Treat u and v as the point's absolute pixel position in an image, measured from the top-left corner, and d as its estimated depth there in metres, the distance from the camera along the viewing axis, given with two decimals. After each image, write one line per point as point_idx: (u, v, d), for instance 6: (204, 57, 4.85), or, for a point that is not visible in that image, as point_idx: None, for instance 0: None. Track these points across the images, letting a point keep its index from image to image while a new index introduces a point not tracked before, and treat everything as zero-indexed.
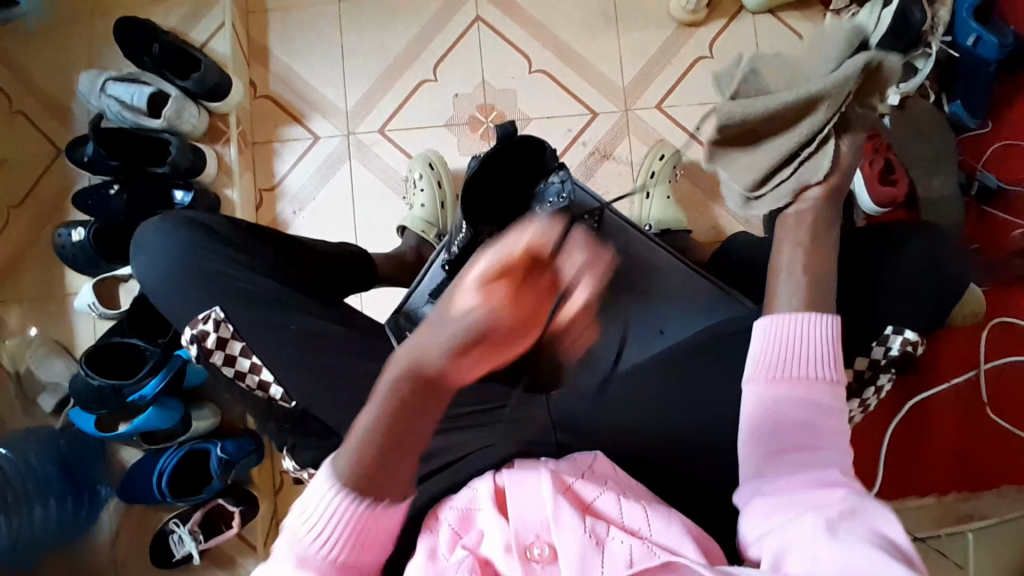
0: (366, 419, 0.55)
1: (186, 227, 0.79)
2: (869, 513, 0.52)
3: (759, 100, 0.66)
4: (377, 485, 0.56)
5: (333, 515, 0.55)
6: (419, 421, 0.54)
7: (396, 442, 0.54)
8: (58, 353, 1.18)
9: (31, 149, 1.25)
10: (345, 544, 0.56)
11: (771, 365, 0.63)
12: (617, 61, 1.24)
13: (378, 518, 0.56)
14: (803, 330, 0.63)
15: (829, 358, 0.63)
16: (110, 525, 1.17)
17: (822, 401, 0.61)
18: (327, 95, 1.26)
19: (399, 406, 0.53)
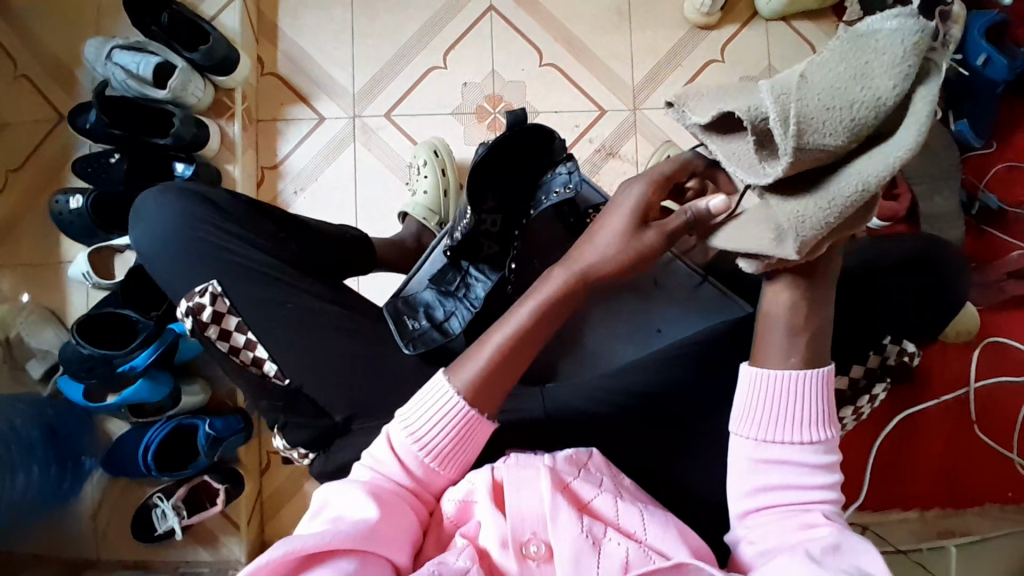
0: (500, 328, 0.64)
1: (185, 198, 0.79)
2: (853, 550, 0.53)
3: (829, 139, 0.44)
4: (489, 396, 0.62)
5: (446, 415, 0.61)
6: (548, 326, 0.65)
7: (523, 345, 0.63)
8: (49, 322, 1.17)
9: (33, 113, 1.23)
10: (442, 450, 0.61)
11: (753, 424, 0.60)
12: (628, 60, 1.24)
13: (482, 424, 0.62)
14: (792, 386, 0.59)
15: (821, 412, 0.59)
16: (92, 496, 1.16)
17: (813, 460, 0.59)
18: (335, 77, 1.25)
19: (535, 312, 0.64)
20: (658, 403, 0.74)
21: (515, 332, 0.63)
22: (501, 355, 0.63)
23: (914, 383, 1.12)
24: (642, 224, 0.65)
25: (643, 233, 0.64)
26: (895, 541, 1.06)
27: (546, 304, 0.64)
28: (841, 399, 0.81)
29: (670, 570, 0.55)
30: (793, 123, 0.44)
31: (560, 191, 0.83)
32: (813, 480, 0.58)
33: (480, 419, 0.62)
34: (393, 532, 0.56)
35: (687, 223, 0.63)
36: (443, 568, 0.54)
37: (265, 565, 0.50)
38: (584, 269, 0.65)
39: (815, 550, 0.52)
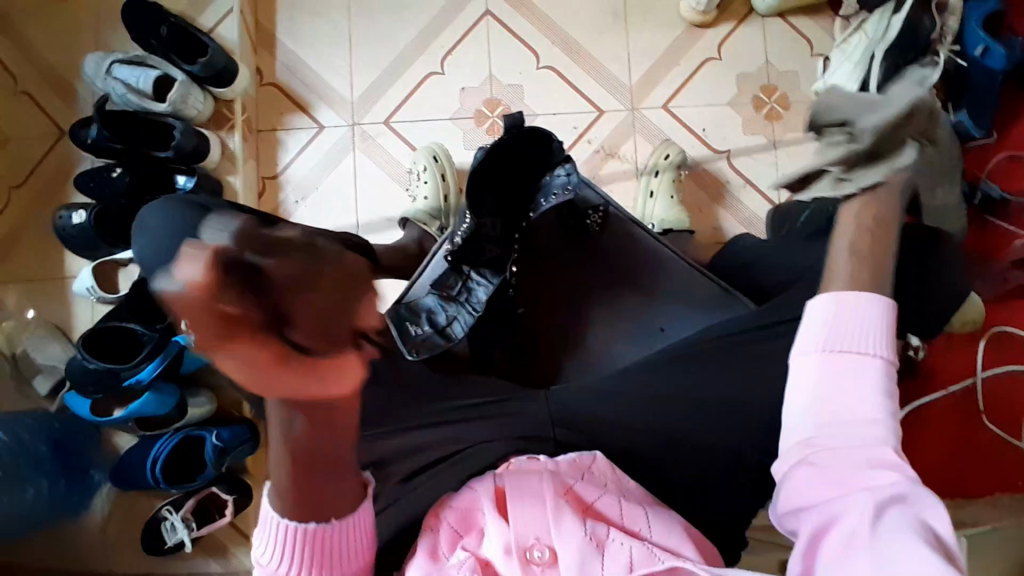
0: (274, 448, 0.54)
1: (188, 210, 0.79)
2: (919, 499, 0.52)
3: (856, 112, 0.86)
4: (327, 506, 0.58)
5: (285, 539, 0.58)
6: (332, 437, 0.54)
7: (322, 459, 0.55)
8: (54, 336, 1.17)
9: (34, 129, 1.24)
10: (307, 568, 0.59)
11: (820, 343, 0.61)
12: (624, 60, 1.24)
13: (333, 535, 0.58)
14: (854, 314, 0.61)
15: (882, 337, 0.60)
16: (102, 508, 1.17)
17: (879, 382, 0.58)
18: (333, 85, 1.26)
19: (308, 442, 0.53)
20: (663, 403, 0.74)
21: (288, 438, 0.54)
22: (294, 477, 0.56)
23: (920, 376, 1.12)
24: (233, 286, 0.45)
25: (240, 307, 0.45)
26: None
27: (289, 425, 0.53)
28: None
29: (666, 572, 0.56)
30: (839, 110, 0.87)
31: (559, 193, 0.84)
32: (881, 405, 0.58)
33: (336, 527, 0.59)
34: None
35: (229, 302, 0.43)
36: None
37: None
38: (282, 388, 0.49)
39: (875, 496, 0.53)
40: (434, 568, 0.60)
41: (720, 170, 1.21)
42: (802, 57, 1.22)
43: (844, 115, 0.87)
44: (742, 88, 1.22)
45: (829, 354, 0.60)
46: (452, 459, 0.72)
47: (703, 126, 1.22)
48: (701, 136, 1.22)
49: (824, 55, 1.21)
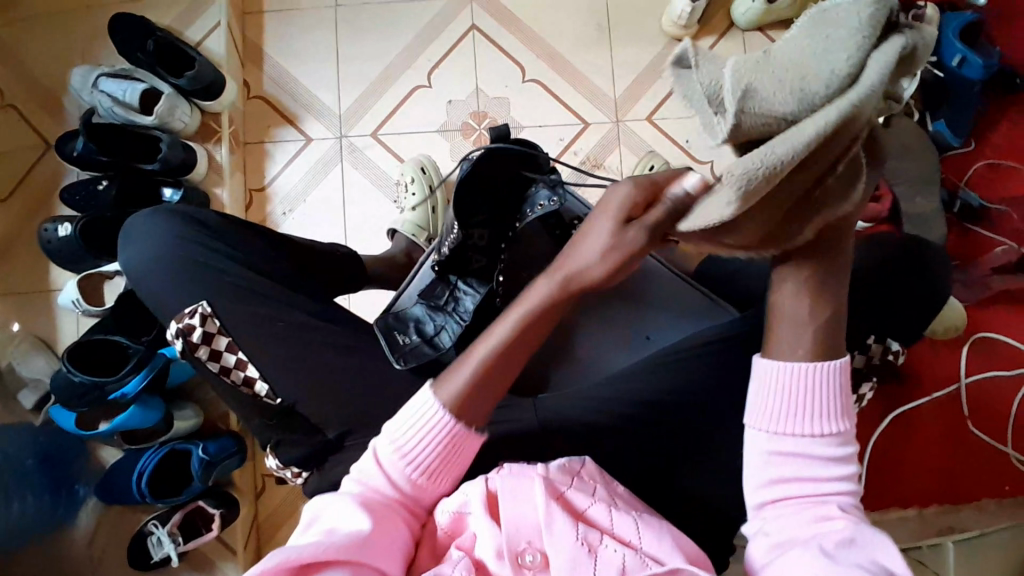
0: (497, 326, 0.64)
1: (173, 220, 0.79)
2: (871, 545, 0.53)
3: (782, 103, 0.43)
4: (472, 410, 0.62)
5: (430, 432, 0.61)
6: (547, 321, 0.64)
7: (513, 351, 0.64)
8: (38, 350, 1.16)
9: (19, 143, 1.24)
10: (428, 467, 0.62)
11: (769, 418, 0.59)
12: (609, 73, 1.26)
13: (470, 438, 0.63)
14: (804, 382, 0.58)
15: (837, 406, 0.59)
16: (89, 522, 1.15)
17: (829, 452, 0.58)
18: (321, 98, 1.27)
19: (529, 311, 0.64)
20: (651, 409, 0.74)
21: (534, 309, 0.64)
22: (489, 363, 0.63)
23: (904, 381, 1.13)
24: (627, 221, 0.62)
25: (625, 233, 0.62)
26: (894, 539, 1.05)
27: (546, 297, 0.64)
28: None
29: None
30: (743, 87, 0.44)
31: (545, 204, 0.85)
32: (831, 471, 0.58)
33: (467, 434, 0.62)
34: (383, 541, 0.57)
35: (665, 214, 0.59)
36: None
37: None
38: (571, 275, 0.64)
39: (828, 544, 0.53)
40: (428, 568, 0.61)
41: None
42: None
43: (771, 112, 0.44)
44: None
45: (777, 431, 0.59)
46: None
47: (687, 137, 1.24)
48: (686, 147, 1.23)
49: None
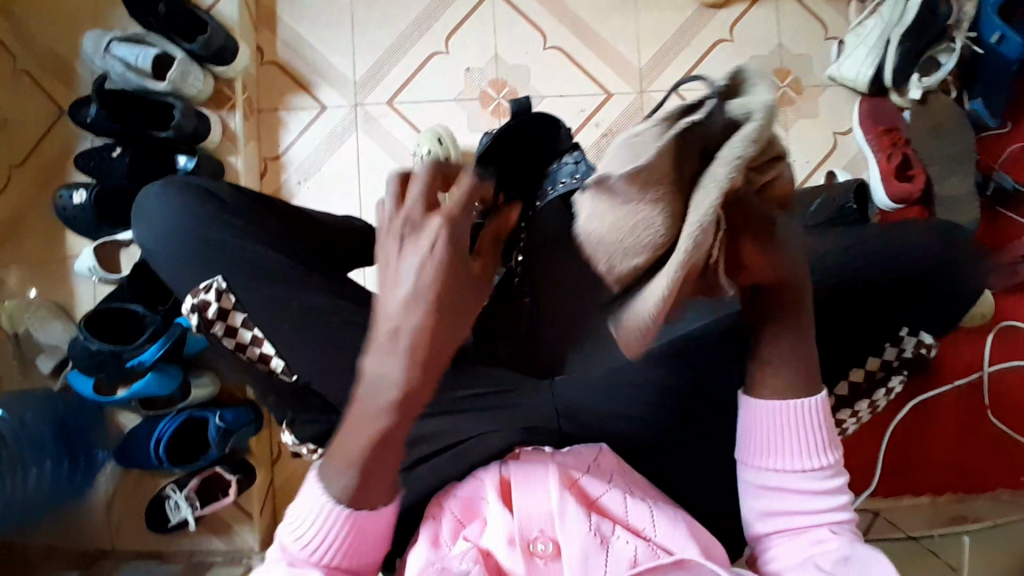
0: (355, 429, 0.50)
1: (188, 194, 0.78)
2: (864, 560, 0.58)
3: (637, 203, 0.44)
4: (369, 495, 0.54)
5: (327, 527, 0.55)
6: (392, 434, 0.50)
7: (380, 450, 0.51)
8: (57, 315, 1.18)
9: (32, 107, 1.23)
10: (341, 551, 0.56)
11: (757, 454, 0.62)
12: (634, 41, 1.21)
13: (368, 520, 0.56)
14: (789, 422, 0.60)
15: (821, 439, 0.60)
16: (106, 488, 1.19)
17: (819, 482, 0.61)
18: (336, 64, 1.23)
19: (377, 434, 0.49)
20: (668, 397, 0.74)
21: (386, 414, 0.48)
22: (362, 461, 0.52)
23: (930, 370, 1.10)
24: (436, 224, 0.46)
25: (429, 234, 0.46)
26: (908, 528, 1.05)
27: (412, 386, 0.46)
28: (857, 393, 0.79)
29: (671, 565, 0.58)
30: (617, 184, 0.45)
31: (568, 180, 0.78)
32: (823, 496, 0.61)
33: (372, 513, 0.56)
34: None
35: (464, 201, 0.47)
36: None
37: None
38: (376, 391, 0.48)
39: (825, 564, 0.58)
40: (436, 555, 0.60)
41: None
42: (815, 41, 1.20)
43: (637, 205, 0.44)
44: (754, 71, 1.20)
45: (766, 466, 0.61)
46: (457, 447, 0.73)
47: None
48: None
49: (839, 38, 1.19)
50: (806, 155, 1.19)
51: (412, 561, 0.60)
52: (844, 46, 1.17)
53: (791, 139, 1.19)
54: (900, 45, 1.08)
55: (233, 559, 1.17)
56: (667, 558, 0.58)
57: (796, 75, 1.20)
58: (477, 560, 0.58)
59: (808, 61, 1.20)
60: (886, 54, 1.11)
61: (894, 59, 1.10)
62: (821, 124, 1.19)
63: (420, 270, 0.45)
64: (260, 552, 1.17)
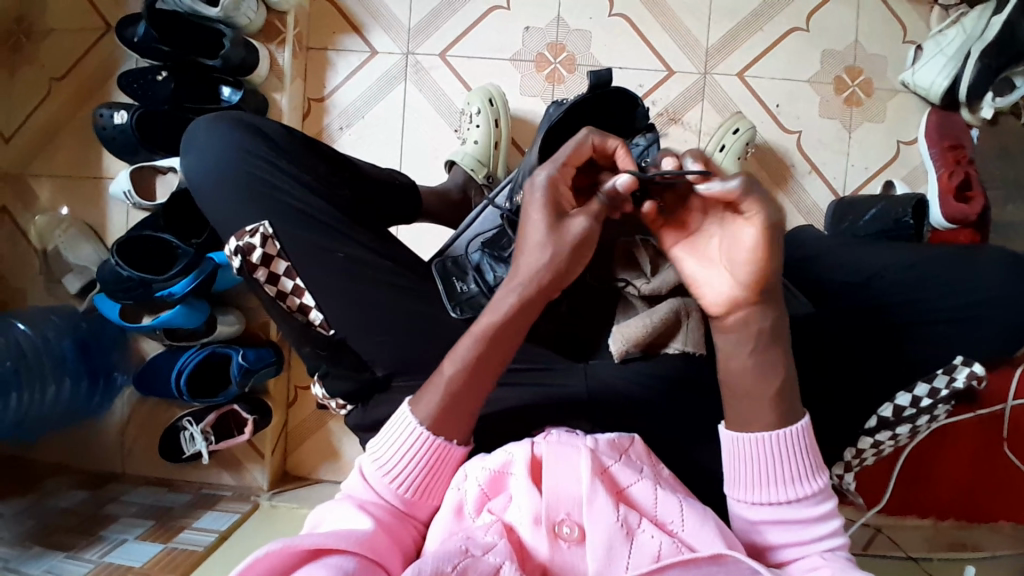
0: (463, 345, 0.61)
1: (240, 129, 0.76)
2: None
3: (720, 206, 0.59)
4: (455, 424, 0.61)
5: (410, 450, 0.61)
6: (502, 354, 0.61)
7: (478, 372, 0.60)
8: (86, 237, 1.17)
9: (78, 21, 1.19)
10: (417, 483, 0.61)
11: (742, 484, 0.60)
12: (705, 18, 1.16)
13: (450, 450, 0.61)
14: (764, 454, 0.59)
15: (810, 468, 0.59)
16: (123, 411, 1.21)
17: (812, 513, 0.59)
18: (390, 8, 1.19)
19: (484, 332, 0.60)
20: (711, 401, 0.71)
21: (497, 322, 0.60)
22: (457, 384, 0.60)
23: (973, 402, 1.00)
24: (561, 215, 0.60)
25: (560, 223, 0.59)
26: (906, 547, 1.07)
27: (523, 301, 0.59)
28: (900, 417, 0.77)
29: (706, 561, 0.54)
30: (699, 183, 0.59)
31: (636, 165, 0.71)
32: (817, 530, 0.59)
33: (449, 446, 0.61)
34: (387, 540, 0.57)
35: (604, 205, 0.60)
36: (471, 543, 0.53)
37: (267, 555, 0.52)
38: (489, 328, 0.60)
39: None
40: (459, 526, 0.58)
41: (787, 153, 1.15)
42: (893, 41, 1.14)
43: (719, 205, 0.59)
44: (824, 66, 1.15)
45: (752, 498, 0.60)
46: (487, 421, 0.72)
47: (776, 101, 1.15)
48: (773, 113, 1.15)
49: (917, 42, 1.12)
50: (864, 161, 1.15)
51: (436, 529, 0.59)
52: (921, 52, 1.10)
53: (852, 143, 1.15)
54: (982, 58, 1.02)
55: (242, 494, 1.17)
56: (699, 554, 0.54)
57: (866, 75, 1.14)
58: (500, 534, 0.55)
59: (883, 62, 1.14)
60: (964, 67, 1.04)
61: (972, 72, 1.03)
62: (885, 130, 1.14)
63: (545, 230, 0.59)
64: (269, 491, 1.18)
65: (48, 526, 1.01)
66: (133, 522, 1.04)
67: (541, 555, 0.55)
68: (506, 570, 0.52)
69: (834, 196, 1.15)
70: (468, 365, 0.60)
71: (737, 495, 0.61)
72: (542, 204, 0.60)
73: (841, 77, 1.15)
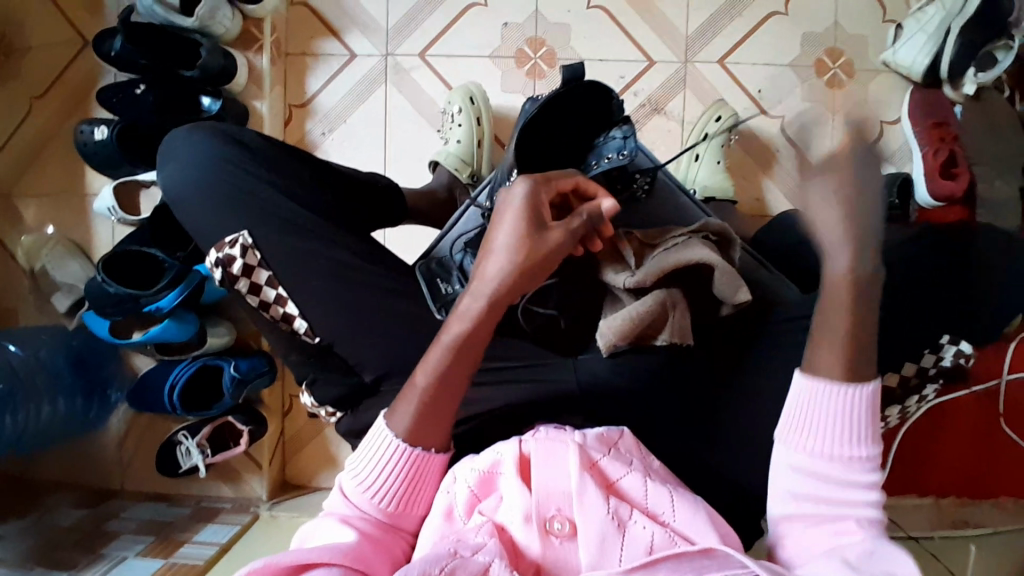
0: (434, 355, 0.61)
1: (216, 140, 0.76)
2: (891, 558, 0.52)
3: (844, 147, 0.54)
4: (431, 433, 0.61)
5: (388, 462, 0.60)
6: (471, 362, 0.61)
7: (448, 382, 0.60)
8: (74, 255, 1.17)
9: (55, 37, 1.18)
10: (404, 491, 0.61)
11: (796, 428, 0.56)
12: (683, 7, 1.15)
13: (429, 459, 0.61)
14: (835, 405, 0.55)
15: (868, 432, 0.55)
16: (119, 426, 1.21)
17: (858, 477, 0.55)
18: (367, 10, 1.18)
19: (454, 342, 0.60)
20: (699, 391, 0.71)
21: (464, 331, 0.60)
22: (429, 395, 0.60)
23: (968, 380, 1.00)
24: (534, 230, 0.60)
25: (537, 238, 0.59)
26: (908, 527, 1.04)
27: (487, 311, 0.60)
28: (891, 398, 0.77)
29: (697, 553, 0.53)
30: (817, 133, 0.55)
31: (613, 157, 0.70)
32: (860, 496, 0.55)
33: (428, 454, 0.61)
34: (372, 551, 0.57)
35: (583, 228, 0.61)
36: (461, 544, 0.53)
37: None
38: (459, 337, 0.60)
39: (852, 555, 0.52)
40: (449, 528, 0.58)
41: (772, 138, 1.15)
42: (873, 21, 1.13)
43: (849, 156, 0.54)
44: (806, 49, 1.14)
45: (802, 444, 0.56)
46: (477, 423, 0.72)
47: (759, 87, 1.15)
48: (756, 99, 1.15)
49: (897, 21, 1.12)
50: None
51: (425, 534, 0.59)
52: (902, 30, 1.10)
53: None
54: (963, 34, 1.02)
55: (242, 505, 1.18)
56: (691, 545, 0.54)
57: (848, 57, 1.14)
58: (492, 533, 0.55)
59: (864, 43, 1.13)
60: (945, 44, 1.04)
61: (953, 49, 1.04)
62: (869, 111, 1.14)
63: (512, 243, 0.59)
64: (269, 500, 1.18)
65: (50, 544, 1.01)
66: (134, 538, 1.05)
67: (533, 553, 0.55)
68: (496, 568, 0.52)
69: None
70: (438, 376, 0.60)
71: (785, 441, 0.57)
72: (516, 218, 0.60)
73: (822, 59, 1.14)
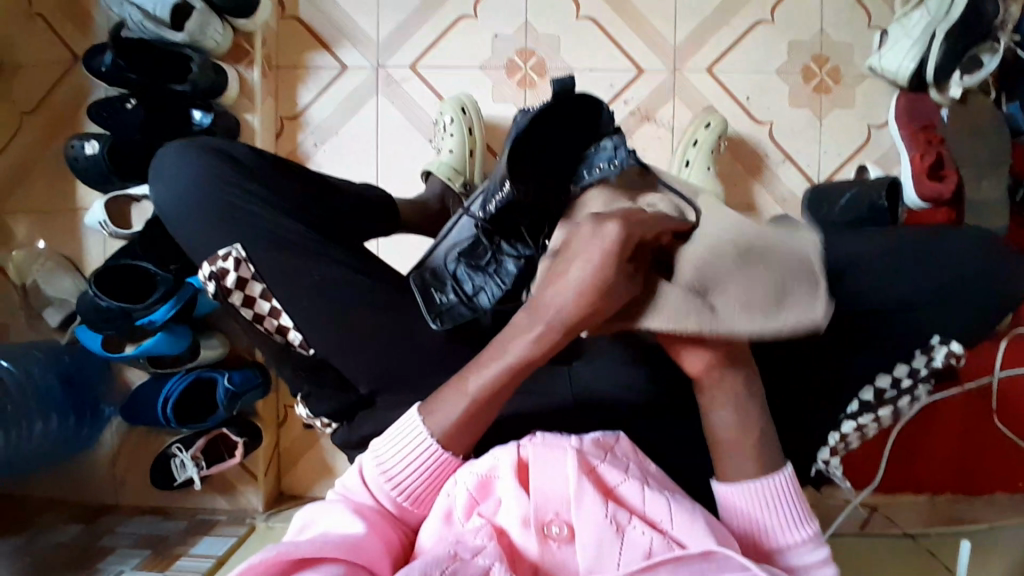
0: (488, 368, 0.59)
1: (209, 155, 0.77)
2: None
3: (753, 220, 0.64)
4: (471, 441, 0.61)
5: (415, 458, 0.60)
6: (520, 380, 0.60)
7: (499, 394, 0.60)
8: (66, 269, 1.16)
9: (45, 54, 1.18)
10: (414, 491, 0.61)
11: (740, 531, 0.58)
12: (671, 16, 1.16)
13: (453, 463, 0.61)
14: (760, 498, 0.58)
15: (800, 513, 0.58)
16: (111, 442, 1.20)
17: (804, 558, 0.57)
18: (358, 23, 1.19)
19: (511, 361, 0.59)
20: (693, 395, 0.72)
21: (529, 354, 0.58)
22: (478, 404, 0.59)
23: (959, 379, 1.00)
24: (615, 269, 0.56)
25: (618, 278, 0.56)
26: (903, 525, 1.04)
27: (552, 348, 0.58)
28: (881, 399, 0.75)
29: (698, 555, 0.53)
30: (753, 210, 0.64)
31: (604, 168, 0.68)
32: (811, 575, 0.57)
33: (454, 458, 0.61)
34: (377, 544, 0.56)
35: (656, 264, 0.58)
36: (460, 547, 0.53)
37: (258, 563, 0.51)
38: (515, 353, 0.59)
39: None
40: (448, 531, 0.58)
41: (761, 144, 1.16)
42: (858, 28, 1.15)
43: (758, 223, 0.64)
44: (792, 55, 1.16)
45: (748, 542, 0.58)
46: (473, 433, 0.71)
47: (746, 94, 1.16)
48: (744, 105, 1.16)
49: (882, 28, 1.14)
50: (837, 147, 1.16)
51: (425, 533, 0.59)
52: (887, 36, 1.11)
53: (823, 130, 1.16)
54: (947, 38, 1.03)
55: (238, 518, 1.17)
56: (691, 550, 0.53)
57: (834, 63, 1.15)
58: (490, 536, 0.55)
59: (850, 49, 1.15)
60: (930, 48, 1.05)
61: (938, 54, 1.04)
62: (855, 115, 1.15)
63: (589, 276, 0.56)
64: (265, 513, 1.18)
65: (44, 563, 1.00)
66: (130, 552, 1.04)
67: (531, 555, 0.55)
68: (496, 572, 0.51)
69: (809, 183, 1.16)
70: (488, 387, 0.59)
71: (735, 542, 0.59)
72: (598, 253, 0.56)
73: (809, 65, 1.15)
